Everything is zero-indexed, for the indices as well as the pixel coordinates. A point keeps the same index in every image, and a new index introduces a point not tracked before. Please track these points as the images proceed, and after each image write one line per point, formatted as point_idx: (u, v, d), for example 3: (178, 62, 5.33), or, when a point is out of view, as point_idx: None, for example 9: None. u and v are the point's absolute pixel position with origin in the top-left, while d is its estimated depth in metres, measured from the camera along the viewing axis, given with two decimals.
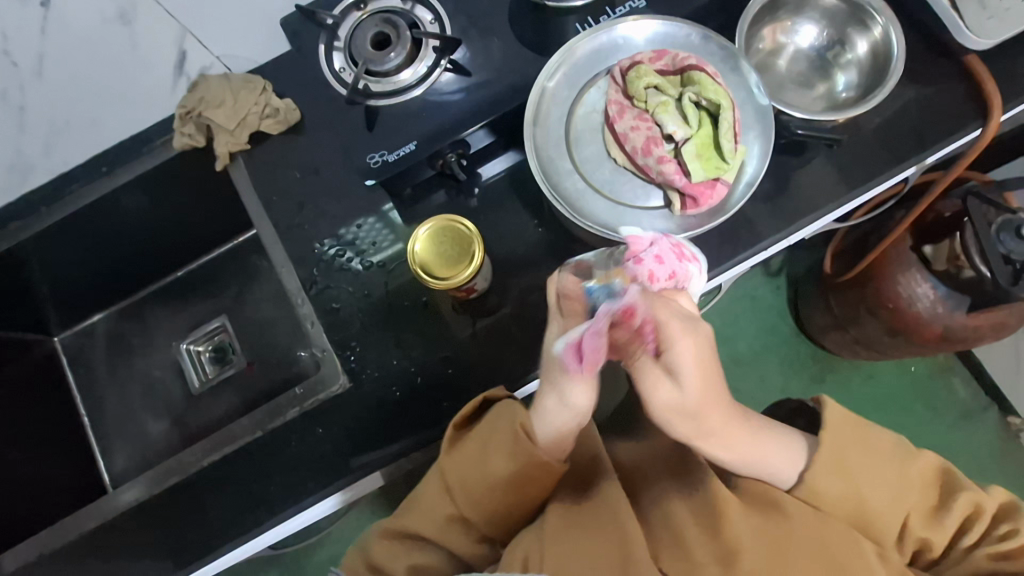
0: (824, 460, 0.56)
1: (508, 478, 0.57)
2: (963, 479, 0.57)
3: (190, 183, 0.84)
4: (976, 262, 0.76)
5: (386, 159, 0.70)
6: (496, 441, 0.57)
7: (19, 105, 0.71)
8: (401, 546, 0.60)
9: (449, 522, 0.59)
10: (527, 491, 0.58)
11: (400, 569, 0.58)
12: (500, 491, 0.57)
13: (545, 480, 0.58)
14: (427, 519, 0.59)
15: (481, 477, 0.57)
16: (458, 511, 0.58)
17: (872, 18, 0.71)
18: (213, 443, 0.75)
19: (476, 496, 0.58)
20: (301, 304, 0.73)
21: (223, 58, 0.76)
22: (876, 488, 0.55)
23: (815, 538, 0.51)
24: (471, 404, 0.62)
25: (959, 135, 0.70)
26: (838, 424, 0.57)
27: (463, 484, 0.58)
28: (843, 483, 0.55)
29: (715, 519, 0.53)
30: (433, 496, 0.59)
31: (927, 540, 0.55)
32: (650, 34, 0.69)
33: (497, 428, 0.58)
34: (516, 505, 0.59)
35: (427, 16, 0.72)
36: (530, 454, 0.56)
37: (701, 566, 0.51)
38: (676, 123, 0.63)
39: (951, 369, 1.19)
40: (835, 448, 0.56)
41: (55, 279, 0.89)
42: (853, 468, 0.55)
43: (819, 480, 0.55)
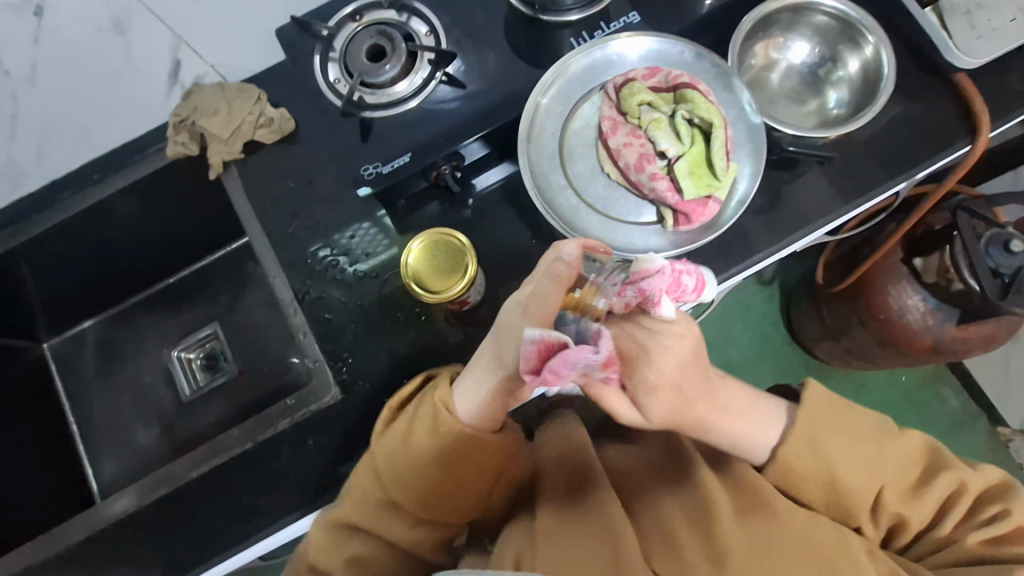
0: (796, 437, 0.55)
1: (433, 456, 0.57)
2: (950, 460, 0.56)
3: (183, 191, 0.84)
4: (966, 276, 0.78)
5: (380, 171, 0.71)
6: (418, 419, 0.57)
7: (12, 113, 0.71)
8: (337, 538, 0.60)
9: (379, 509, 0.59)
10: (459, 470, 0.57)
11: (337, 562, 0.59)
12: (427, 471, 0.57)
13: (477, 457, 0.57)
14: (357, 503, 0.59)
15: (406, 458, 0.57)
16: (386, 495, 0.58)
17: (864, 36, 0.72)
18: (203, 454, 0.73)
19: (404, 479, 0.57)
20: (294, 314, 0.73)
21: (218, 67, 0.76)
22: (852, 470, 0.54)
23: (803, 536, 0.52)
24: (410, 385, 0.62)
25: (946, 153, 0.71)
26: (816, 398, 0.56)
27: (391, 468, 0.58)
28: (811, 463, 0.54)
29: (706, 519, 0.54)
30: (361, 480, 0.59)
31: (904, 516, 0.54)
32: (644, 51, 0.69)
33: (420, 409, 0.58)
34: (445, 488, 0.58)
35: (422, 28, 0.72)
36: (451, 428, 0.56)
37: (691, 565, 0.51)
38: (669, 140, 0.64)
39: (941, 379, 1.20)
40: (809, 423, 0.55)
41: (44, 285, 0.88)
42: (827, 445, 0.54)
43: (793, 454, 0.54)
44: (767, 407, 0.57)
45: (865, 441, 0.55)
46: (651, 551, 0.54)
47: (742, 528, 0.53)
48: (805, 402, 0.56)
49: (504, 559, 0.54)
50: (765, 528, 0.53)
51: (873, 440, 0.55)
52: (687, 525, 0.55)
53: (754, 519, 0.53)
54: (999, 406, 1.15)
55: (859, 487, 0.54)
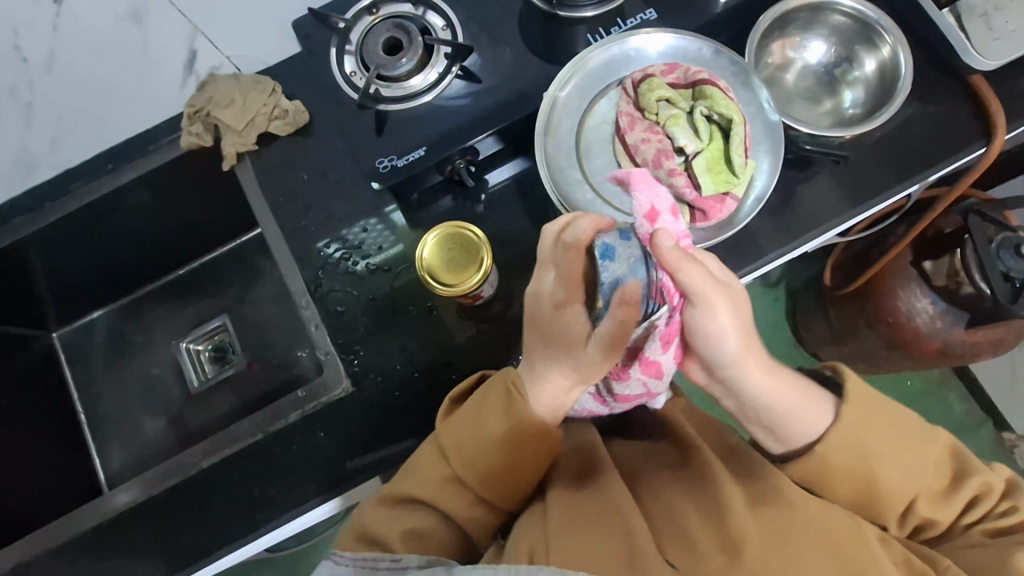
0: (840, 435, 0.55)
1: (504, 437, 0.56)
2: (975, 463, 0.58)
3: (196, 182, 0.84)
4: (976, 279, 0.77)
5: (394, 164, 0.69)
6: (491, 397, 0.58)
7: (28, 101, 0.71)
8: (392, 512, 0.59)
9: (444, 484, 0.58)
10: (524, 455, 0.57)
11: (393, 533, 0.57)
12: (494, 451, 0.57)
13: (543, 444, 0.57)
14: (421, 480, 0.59)
15: (475, 437, 0.57)
16: (451, 472, 0.58)
17: (881, 37, 0.71)
18: (213, 445, 0.73)
19: (472, 457, 0.57)
20: (305, 306, 0.72)
21: (233, 58, 0.76)
22: (887, 470, 0.55)
23: (816, 527, 0.52)
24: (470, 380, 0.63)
25: (961, 155, 0.70)
26: (859, 398, 0.57)
27: (458, 446, 0.58)
28: (852, 462, 0.55)
29: (720, 510, 0.53)
30: (428, 457, 0.60)
31: (933, 520, 0.56)
32: (662, 47, 0.69)
33: (493, 387, 0.58)
34: (508, 468, 0.57)
35: (439, 22, 0.72)
36: (523, 410, 0.56)
37: (705, 555, 0.51)
38: (688, 136, 0.63)
39: (947, 384, 1.20)
40: (852, 425, 0.56)
41: (55, 275, 0.88)
42: (868, 448, 0.55)
43: (833, 453, 0.55)
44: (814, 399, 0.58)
45: (902, 442, 0.56)
46: (663, 542, 0.53)
47: (757, 519, 0.52)
48: (850, 397, 0.57)
49: (518, 551, 0.54)
50: (779, 521, 0.52)
51: (910, 440, 0.56)
52: (701, 517, 0.54)
53: (768, 511, 0.53)
54: (1004, 412, 1.15)
55: (891, 486, 0.56)
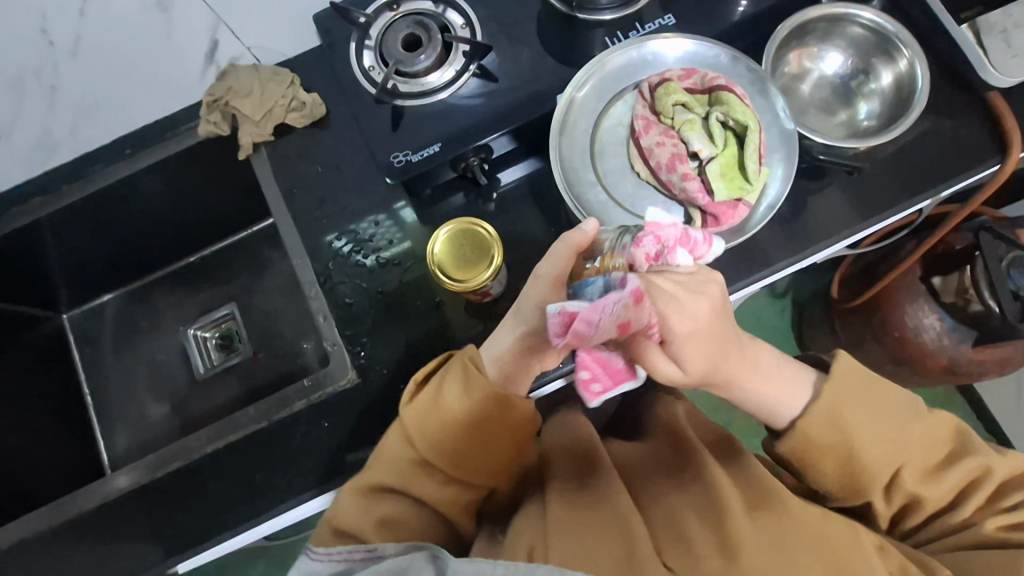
0: (819, 413, 0.55)
1: (466, 416, 0.57)
2: (976, 445, 0.58)
3: (211, 170, 0.85)
4: (985, 296, 0.77)
5: (409, 159, 0.70)
6: (448, 377, 0.58)
7: (51, 84, 0.72)
8: (368, 503, 0.59)
9: (412, 469, 0.58)
10: (488, 430, 0.57)
11: (367, 524, 0.57)
12: (459, 428, 0.57)
13: (504, 416, 0.57)
14: (390, 466, 0.59)
15: (438, 416, 0.57)
16: (419, 456, 0.58)
17: (899, 50, 0.72)
18: (217, 431, 0.75)
19: (436, 438, 0.57)
20: (314, 297, 0.74)
21: (253, 50, 0.77)
22: (874, 447, 0.55)
23: (814, 534, 0.52)
24: (435, 360, 0.61)
25: (975, 171, 0.70)
26: (845, 371, 0.56)
27: (424, 430, 0.57)
28: (833, 435, 0.55)
29: (717, 514, 0.53)
30: (394, 443, 0.59)
31: (920, 496, 0.56)
32: (681, 52, 0.69)
33: (449, 368, 0.58)
34: (474, 447, 0.57)
35: (458, 21, 0.72)
36: (485, 385, 0.56)
37: (702, 558, 0.51)
38: (702, 141, 0.64)
39: (950, 402, 1.19)
40: (834, 397, 0.55)
41: (69, 257, 0.89)
42: (850, 421, 0.55)
43: (812, 424, 0.55)
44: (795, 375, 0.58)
45: (892, 417, 0.56)
46: (661, 544, 0.53)
47: (755, 524, 0.52)
48: (833, 376, 0.56)
49: (517, 549, 0.54)
50: (776, 526, 0.52)
51: (903, 417, 0.57)
52: (700, 520, 0.54)
53: (766, 516, 0.53)
54: (1009, 433, 1.14)
55: (878, 461, 0.55)
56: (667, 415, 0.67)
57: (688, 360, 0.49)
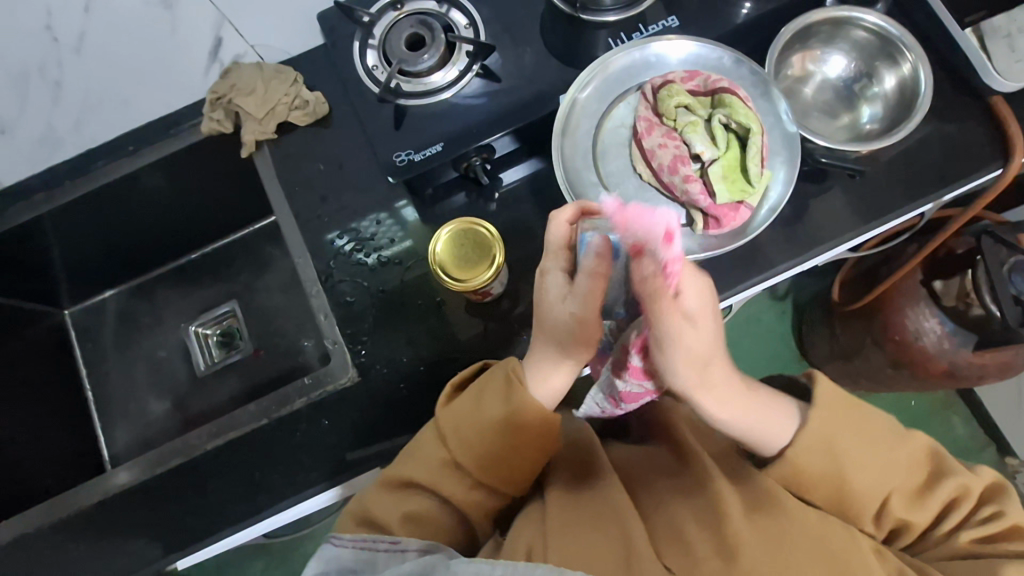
0: (807, 441, 0.55)
1: (503, 419, 0.57)
2: (952, 464, 0.58)
3: (213, 167, 0.85)
4: (986, 301, 0.77)
5: (411, 158, 0.70)
6: (491, 383, 0.58)
7: (56, 80, 0.72)
8: (393, 497, 0.59)
9: (442, 467, 0.58)
10: (522, 440, 0.57)
11: (393, 518, 0.57)
12: (494, 432, 0.57)
13: (540, 426, 0.57)
14: (423, 462, 0.59)
15: (476, 418, 0.58)
16: (451, 455, 0.58)
17: (902, 54, 0.72)
18: (216, 428, 0.74)
19: (472, 440, 0.58)
20: (315, 295, 0.74)
21: (257, 47, 0.77)
22: (858, 473, 0.55)
23: (813, 538, 0.53)
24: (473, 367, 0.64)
25: (977, 176, 0.70)
26: (827, 404, 0.55)
27: (459, 428, 0.58)
28: (820, 465, 0.55)
29: (715, 516, 0.54)
30: (429, 441, 0.60)
31: (907, 521, 0.56)
32: (684, 54, 0.69)
33: (493, 375, 0.59)
34: (509, 453, 0.57)
35: (462, 20, 0.73)
36: (525, 395, 0.56)
37: (701, 561, 0.51)
38: (704, 143, 0.64)
39: (950, 407, 1.19)
40: (819, 431, 0.55)
41: (71, 252, 0.90)
42: (837, 453, 0.55)
43: (802, 456, 0.55)
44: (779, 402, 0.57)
45: (872, 443, 0.56)
46: (660, 546, 0.54)
47: (753, 525, 0.53)
48: (818, 403, 0.56)
49: (516, 549, 0.54)
50: (776, 529, 0.53)
51: (885, 444, 0.56)
52: (698, 522, 0.54)
53: (765, 518, 0.53)
54: (1009, 438, 1.14)
55: (864, 487, 0.55)
56: (667, 416, 0.67)
57: (700, 318, 0.45)
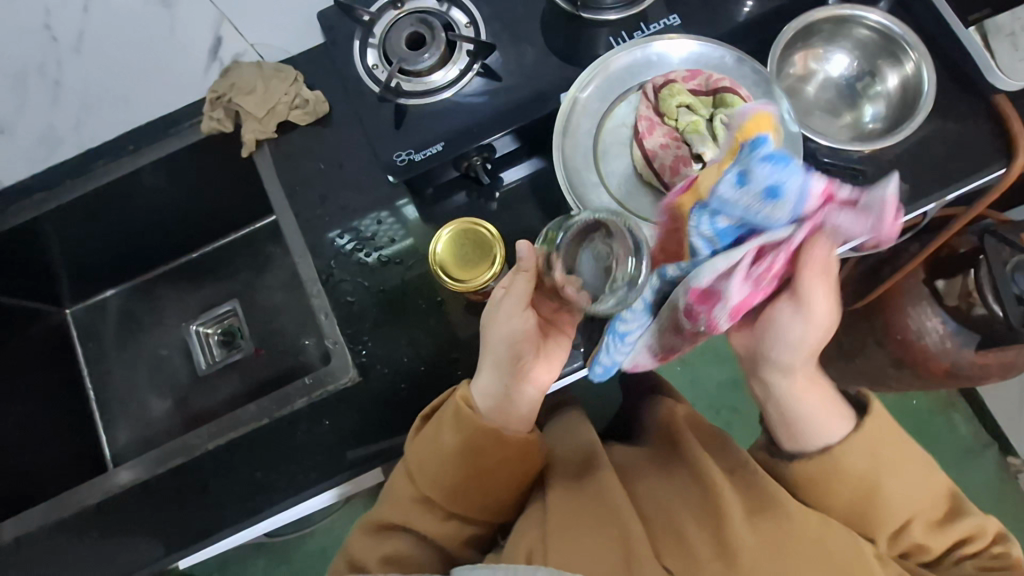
0: (856, 444, 0.56)
1: (460, 453, 0.58)
2: (970, 505, 0.60)
3: (213, 166, 0.85)
4: (989, 300, 0.76)
5: (412, 158, 0.69)
6: (442, 420, 0.59)
7: (55, 79, 0.72)
8: (375, 540, 0.61)
9: (413, 506, 0.60)
10: (484, 469, 0.59)
11: (372, 560, 0.59)
12: (453, 467, 0.58)
13: (499, 452, 0.58)
14: (396, 503, 0.61)
15: (433, 455, 0.59)
16: (419, 493, 0.60)
17: (905, 53, 0.71)
18: (219, 427, 0.75)
19: (433, 476, 0.59)
20: (316, 295, 0.74)
21: (257, 46, 0.77)
22: (889, 485, 0.56)
23: (811, 539, 0.52)
24: (439, 397, 0.64)
25: (980, 175, 0.70)
26: (881, 418, 0.57)
27: (421, 469, 0.60)
28: (861, 467, 0.56)
29: (716, 518, 0.54)
30: (398, 482, 0.62)
31: (924, 544, 0.57)
32: (685, 53, 0.69)
33: (443, 412, 0.59)
34: (472, 481, 0.59)
35: (462, 19, 0.72)
36: (473, 425, 0.57)
37: (702, 562, 0.51)
38: (707, 143, 0.63)
39: (953, 406, 1.19)
40: (870, 439, 0.56)
41: (72, 252, 0.90)
42: (883, 464, 0.56)
43: (849, 455, 0.56)
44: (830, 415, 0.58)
45: (914, 466, 0.57)
46: (661, 549, 0.54)
47: (752, 528, 0.53)
48: (869, 413, 0.58)
49: (517, 551, 0.54)
50: (775, 531, 0.52)
51: (924, 470, 0.58)
52: (698, 525, 0.54)
53: (764, 521, 0.53)
54: (1011, 437, 1.14)
55: (893, 500, 0.56)
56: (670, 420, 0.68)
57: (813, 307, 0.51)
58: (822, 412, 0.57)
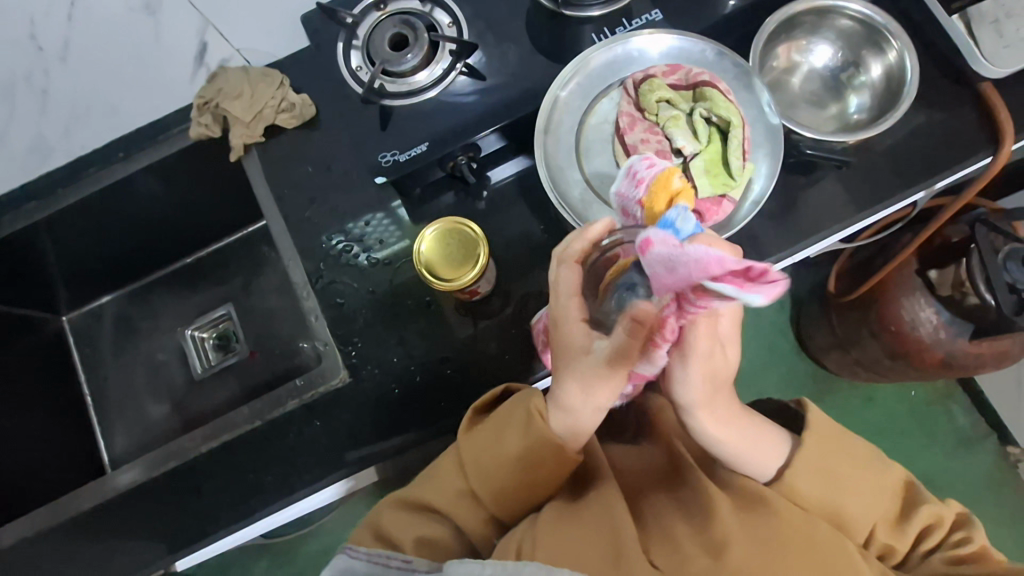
0: (801, 465, 0.57)
1: (521, 458, 0.57)
2: (925, 495, 0.59)
3: (203, 171, 0.85)
4: (981, 289, 0.77)
5: (397, 159, 0.70)
6: (513, 419, 0.58)
7: (42, 88, 0.72)
8: (408, 518, 0.60)
9: (458, 497, 0.60)
10: (538, 476, 0.58)
11: (406, 538, 0.58)
12: (511, 470, 0.58)
13: (559, 466, 0.58)
14: (440, 490, 0.60)
15: (494, 453, 0.58)
16: (467, 485, 0.60)
17: (888, 42, 0.71)
18: (213, 430, 0.75)
19: (488, 475, 0.59)
20: (307, 297, 0.74)
21: (243, 51, 0.77)
22: (849, 495, 0.57)
23: (800, 536, 0.52)
24: (492, 392, 0.64)
25: (968, 163, 0.70)
26: (821, 430, 0.59)
27: (476, 462, 0.59)
28: (815, 490, 0.57)
29: (705, 515, 0.54)
30: (447, 471, 0.61)
31: (892, 547, 0.57)
32: (664, 48, 0.69)
33: (514, 410, 0.59)
34: (525, 486, 0.59)
35: (445, 19, 0.73)
36: (544, 435, 0.56)
37: (690, 559, 0.51)
38: (686, 137, 0.64)
39: (952, 397, 1.19)
40: (814, 454, 0.58)
41: (67, 259, 0.90)
42: (830, 481, 0.57)
43: (797, 482, 0.57)
44: (774, 439, 0.59)
45: (858, 470, 0.58)
46: (650, 545, 0.53)
47: (742, 526, 0.53)
48: (810, 428, 0.59)
49: (508, 549, 0.55)
50: (764, 527, 0.53)
51: (870, 472, 0.58)
52: (688, 523, 0.54)
53: (754, 518, 0.53)
54: (1009, 426, 1.14)
55: (855, 512, 0.56)
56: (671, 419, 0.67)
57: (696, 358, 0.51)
58: (749, 447, 0.58)
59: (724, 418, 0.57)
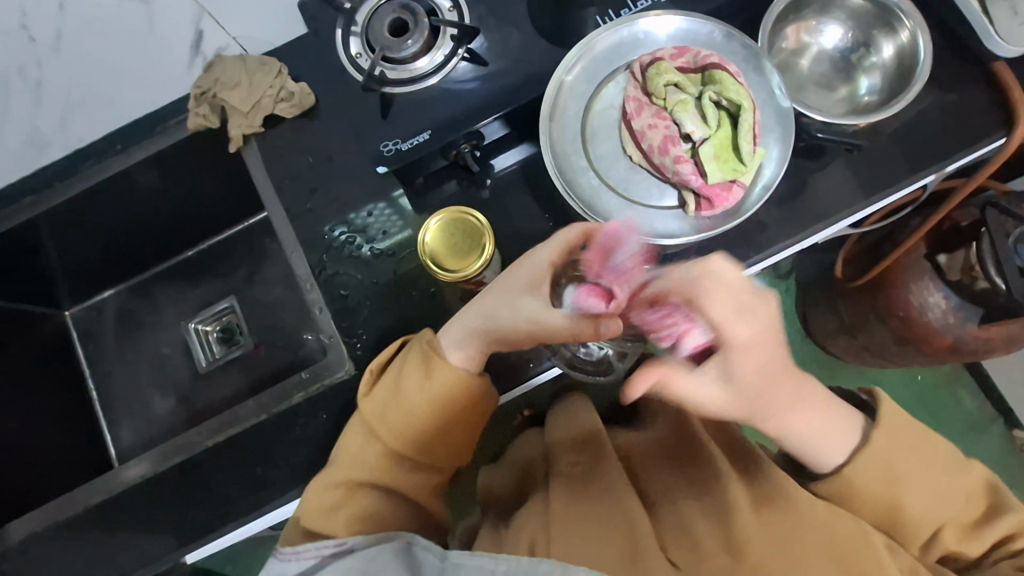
0: (867, 459, 0.55)
1: (422, 404, 0.60)
2: (1010, 499, 0.58)
3: (202, 162, 0.84)
4: (991, 274, 0.76)
5: (399, 147, 0.71)
6: (407, 369, 0.61)
7: (36, 79, 0.71)
8: (338, 503, 0.60)
9: (380, 463, 0.61)
10: (447, 421, 0.62)
11: (340, 521, 0.59)
12: (417, 417, 0.61)
13: (458, 403, 0.61)
14: (357, 464, 0.61)
15: (400, 407, 0.61)
16: (385, 448, 0.61)
17: (900, 22, 0.70)
18: (217, 425, 0.76)
19: (398, 431, 0.61)
20: (310, 290, 0.73)
21: (240, 39, 0.75)
22: (918, 495, 0.55)
23: (822, 532, 0.52)
24: (391, 347, 0.66)
25: (981, 146, 0.68)
26: (895, 417, 0.57)
27: (382, 419, 0.61)
28: (880, 489, 0.56)
29: (725, 512, 0.54)
30: (357, 442, 0.62)
31: (958, 550, 0.57)
32: (672, 30, 0.68)
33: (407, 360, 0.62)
34: (441, 431, 0.62)
35: (446, 4, 0.71)
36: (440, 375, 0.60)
37: (710, 557, 0.52)
38: (695, 122, 0.62)
39: (958, 380, 1.18)
40: (885, 449, 0.56)
41: (67, 252, 0.90)
42: (901, 476, 0.55)
43: (859, 474, 0.56)
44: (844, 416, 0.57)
45: (939, 470, 0.56)
46: (667, 542, 0.54)
47: (760, 520, 0.53)
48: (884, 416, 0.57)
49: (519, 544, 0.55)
50: (780, 522, 0.53)
51: (951, 472, 0.57)
52: (703, 516, 0.55)
53: (770, 513, 0.53)
54: (1016, 409, 1.14)
55: (919, 513, 0.56)
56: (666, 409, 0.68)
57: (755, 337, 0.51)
58: (825, 434, 0.56)
59: (805, 410, 0.56)
